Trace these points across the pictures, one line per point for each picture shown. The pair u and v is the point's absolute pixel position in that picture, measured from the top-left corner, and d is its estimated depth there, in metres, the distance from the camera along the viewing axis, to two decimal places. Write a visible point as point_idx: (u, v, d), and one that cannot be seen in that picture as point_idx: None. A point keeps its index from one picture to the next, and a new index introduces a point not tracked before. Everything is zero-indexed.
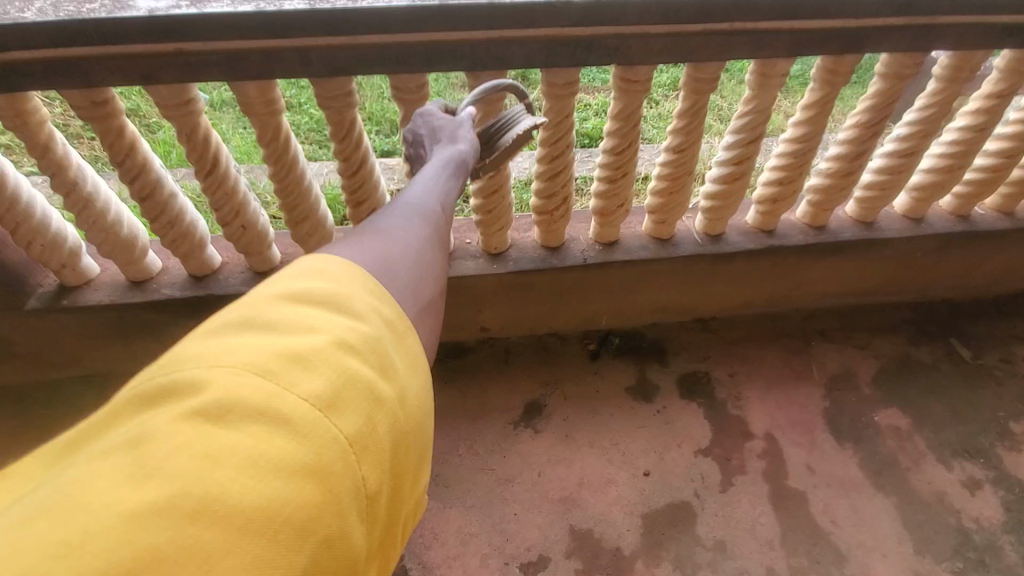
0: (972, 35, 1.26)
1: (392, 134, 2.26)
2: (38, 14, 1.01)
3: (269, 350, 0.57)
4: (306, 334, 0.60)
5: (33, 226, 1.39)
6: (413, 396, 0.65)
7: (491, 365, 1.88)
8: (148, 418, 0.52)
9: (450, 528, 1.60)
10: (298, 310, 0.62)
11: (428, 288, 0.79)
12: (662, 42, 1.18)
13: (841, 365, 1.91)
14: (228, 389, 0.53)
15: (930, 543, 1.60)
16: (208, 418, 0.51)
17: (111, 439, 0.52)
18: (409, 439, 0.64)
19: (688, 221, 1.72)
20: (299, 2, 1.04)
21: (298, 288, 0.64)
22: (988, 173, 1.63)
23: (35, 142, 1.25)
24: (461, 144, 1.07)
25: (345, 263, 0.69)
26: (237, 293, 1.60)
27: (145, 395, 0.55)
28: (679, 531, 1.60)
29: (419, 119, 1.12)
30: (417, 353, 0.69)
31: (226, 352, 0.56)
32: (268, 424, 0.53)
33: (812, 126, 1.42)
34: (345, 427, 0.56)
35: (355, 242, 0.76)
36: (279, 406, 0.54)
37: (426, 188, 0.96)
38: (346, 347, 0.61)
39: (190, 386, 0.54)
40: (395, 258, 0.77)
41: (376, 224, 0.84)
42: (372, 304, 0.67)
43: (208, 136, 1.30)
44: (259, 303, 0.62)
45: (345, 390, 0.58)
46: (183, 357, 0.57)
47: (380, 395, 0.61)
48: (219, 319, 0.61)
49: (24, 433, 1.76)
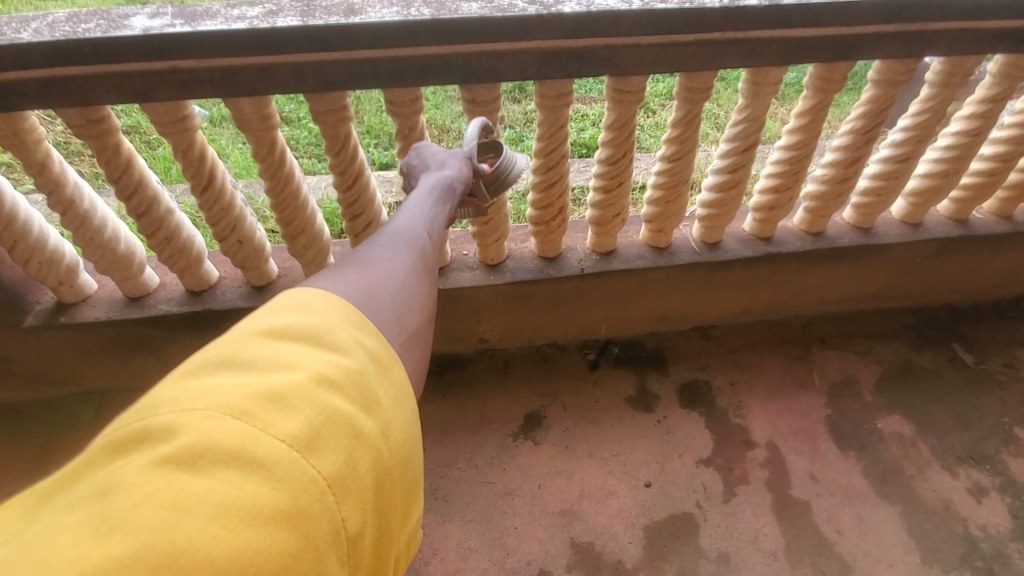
0: (964, 41, 1.25)
1: (390, 147, 2.25)
2: (34, 34, 1.01)
3: (246, 390, 0.56)
4: (285, 371, 0.59)
5: (30, 244, 1.38)
6: (398, 429, 0.64)
7: (490, 376, 1.86)
8: (120, 465, 0.51)
9: (450, 543, 1.59)
10: (278, 345, 0.61)
11: (414, 317, 0.78)
12: (655, 53, 1.17)
13: (842, 372, 1.89)
14: (202, 432, 0.52)
15: (937, 552, 1.58)
16: (179, 465, 0.50)
17: (82, 490, 0.51)
18: (395, 475, 0.63)
19: (685, 230, 1.72)
20: (293, 19, 1.03)
21: (279, 322, 0.63)
22: (985, 178, 1.62)
23: (31, 161, 1.24)
24: (448, 169, 1.07)
25: (327, 295, 0.69)
26: (235, 308, 1.58)
27: (118, 440, 0.54)
28: (681, 543, 1.59)
29: (413, 154, 1.13)
30: (403, 383, 0.68)
31: (202, 393, 0.56)
32: (242, 469, 0.52)
33: (806, 133, 1.41)
34: (323, 468, 0.56)
35: (339, 272, 0.76)
36: (254, 449, 0.53)
37: (414, 215, 0.95)
38: (326, 383, 0.60)
39: (164, 431, 0.53)
40: (381, 287, 0.76)
41: (362, 254, 0.83)
42: (355, 336, 0.66)
43: (204, 152, 1.29)
44: (237, 340, 0.61)
45: (324, 429, 0.57)
46: (159, 400, 0.56)
47: (362, 432, 0.60)
48: (197, 358, 0.60)
49: (21, 452, 1.74)
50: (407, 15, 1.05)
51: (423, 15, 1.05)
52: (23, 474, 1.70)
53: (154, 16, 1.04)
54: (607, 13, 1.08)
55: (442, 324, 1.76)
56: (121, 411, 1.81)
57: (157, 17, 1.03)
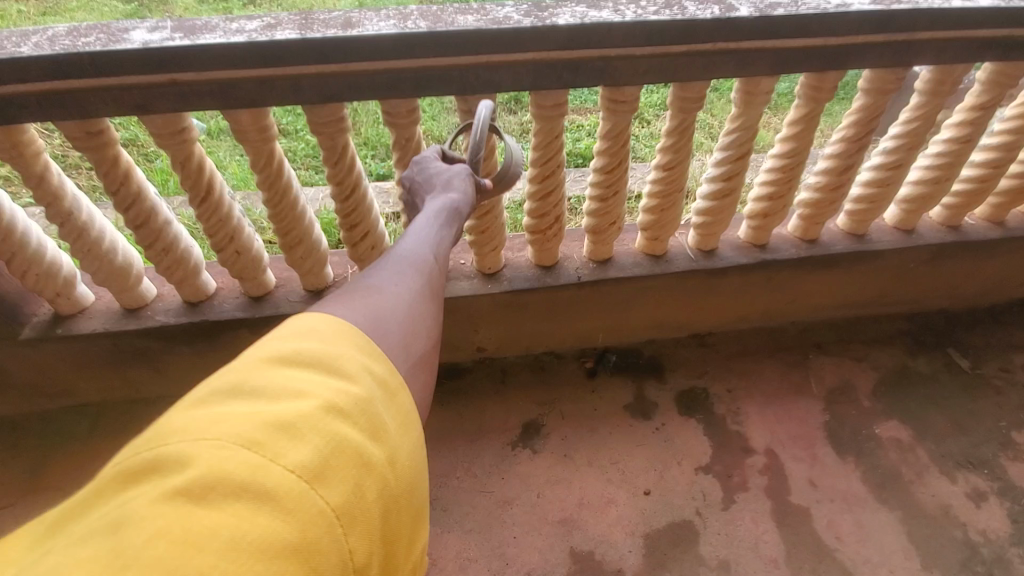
0: (952, 50, 1.26)
1: (386, 159, 2.26)
2: (34, 48, 1.01)
3: (257, 420, 0.57)
4: (294, 400, 0.60)
5: (28, 256, 1.38)
6: (405, 457, 0.65)
7: (489, 386, 1.87)
8: (130, 497, 0.51)
9: (449, 553, 1.58)
10: (286, 373, 0.62)
11: (421, 343, 0.78)
12: (649, 64, 1.18)
13: (839, 378, 1.90)
14: (213, 464, 0.53)
15: (937, 557, 1.59)
16: (190, 498, 0.50)
17: (91, 522, 0.51)
18: (401, 503, 0.63)
19: (681, 238, 1.73)
20: (291, 32, 1.04)
21: (288, 349, 0.64)
22: (976, 184, 1.64)
23: (30, 173, 1.24)
24: (453, 189, 1.07)
25: (334, 321, 0.69)
26: (232, 319, 1.58)
27: (128, 472, 0.54)
28: (681, 551, 1.59)
29: (416, 168, 1.13)
30: (410, 410, 0.69)
31: (211, 423, 0.56)
32: (253, 501, 0.52)
33: (798, 141, 1.43)
34: (331, 499, 0.56)
35: (347, 297, 0.76)
36: (264, 480, 0.53)
37: (419, 240, 0.96)
38: (335, 412, 0.61)
39: (175, 462, 0.53)
40: (388, 313, 0.76)
41: (369, 278, 0.83)
42: (363, 363, 0.67)
43: (202, 163, 1.29)
44: (246, 368, 0.62)
45: (332, 459, 0.58)
46: (168, 429, 0.56)
47: (370, 461, 0.60)
48: (206, 386, 0.61)
49: (16, 465, 1.73)
50: (404, 28, 1.05)
51: (419, 28, 1.06)
52: (19, 488, 1.69)
53: (154, 29, 1.04)
54: (601, 25, 1.09)
55: (442, 333, 1.76)
56: (118, 423, 1.80)
57: (157, 31, 1.04)
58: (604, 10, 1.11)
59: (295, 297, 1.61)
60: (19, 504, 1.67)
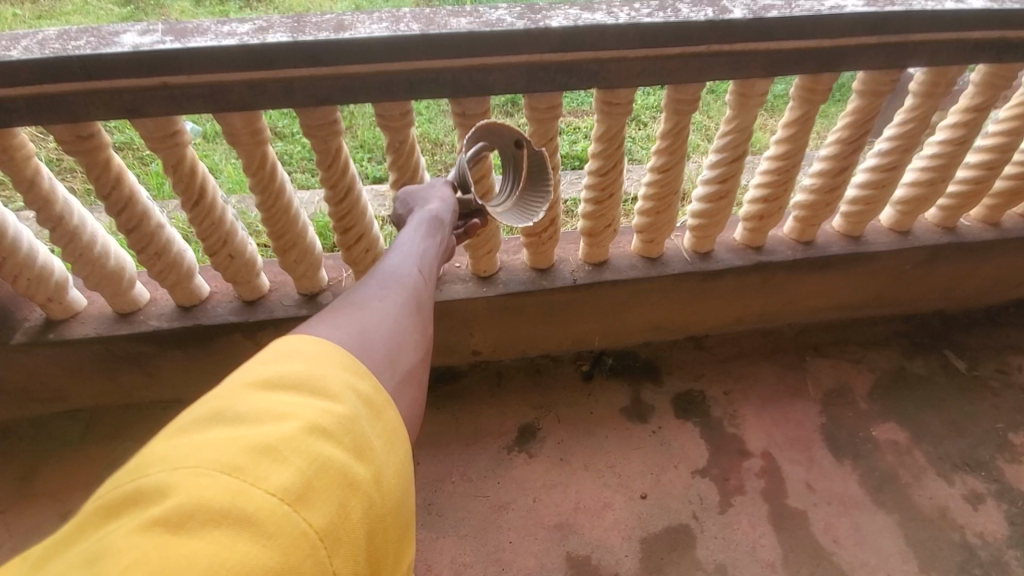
0: (945, 52, 1.26)
1: (383, 162, 2.26)
2: (23, 52, 0.99)
3: (237, 444, 0.56)
4: (276, 423, 0.59)
5: (19, 261, 1.37)
6: (391, 474, 0.64)
7: (484, 389, 1.86)
8: (110, 530, 0.50)
9: (444, 559, 1.57)
10: (268, 396, 0.61)
11: (408, 357, 0.77)
12: (642, 66, 1.18)
13: (836, 380, 1.90)
14: (193, 491, 0.52)
15: (934, 560, 1.58)
16: (168, 527, 0.49)
17: (70, 558, 0.50)
18: (387, 521, 0.62)
19: (676, 239, 1.72)
20: (282, 34, 1.02)
21: (270, 373, 0.63)
22: (971, 186, 1.64)
23: (20, 177, 1.22)
24: (439, 207, 1.07)
25: (317, 341, 0.68)
26: (226, 324, 1.57)
27: (109, 505, 0.53)
28: (678, 556, 1.58)
29: (399, 203, 1.13)
30: (397, 427, 0.68)
31: (192, 451, 0.55)
32: (233, 526, 0.51)
33: (793, 143, 1.42)
34: (314, 520, 0.55)
35: (332, 316, 0.76)
36: (244, 505, 0.52)
37: (405, 255, 0.95)
38: (319, 432, 0.60)
39: (156, 491, 0.52)
40: (374, 330, 0.76)
41: (354, 297, 0.83)
42: (347, 381, 0.66)
43: (195, 166, 1.28)
44: (229, 394, 0.61)
45: (316, 480, 0.57)
46: (149, 460, 0.56)
47: (354, 479, 0.60)
48: (188, 415, 0.60)
49: (8, 472, 1.72)
50: (396, 30, 1.04)
51: (412, 31, 1.05)
52: (11, 495, 1.68)
53: (144, 32, 1.03)
54: (595, 27, 1.08)
55: (438, 336, 1.75)
56: (111, 428, 1.79)
57: (148, 34, 1.03)
58: (598, 13, 1.10)
59: (289, 301, 1.60)
60: (11, 511, 1.65)
